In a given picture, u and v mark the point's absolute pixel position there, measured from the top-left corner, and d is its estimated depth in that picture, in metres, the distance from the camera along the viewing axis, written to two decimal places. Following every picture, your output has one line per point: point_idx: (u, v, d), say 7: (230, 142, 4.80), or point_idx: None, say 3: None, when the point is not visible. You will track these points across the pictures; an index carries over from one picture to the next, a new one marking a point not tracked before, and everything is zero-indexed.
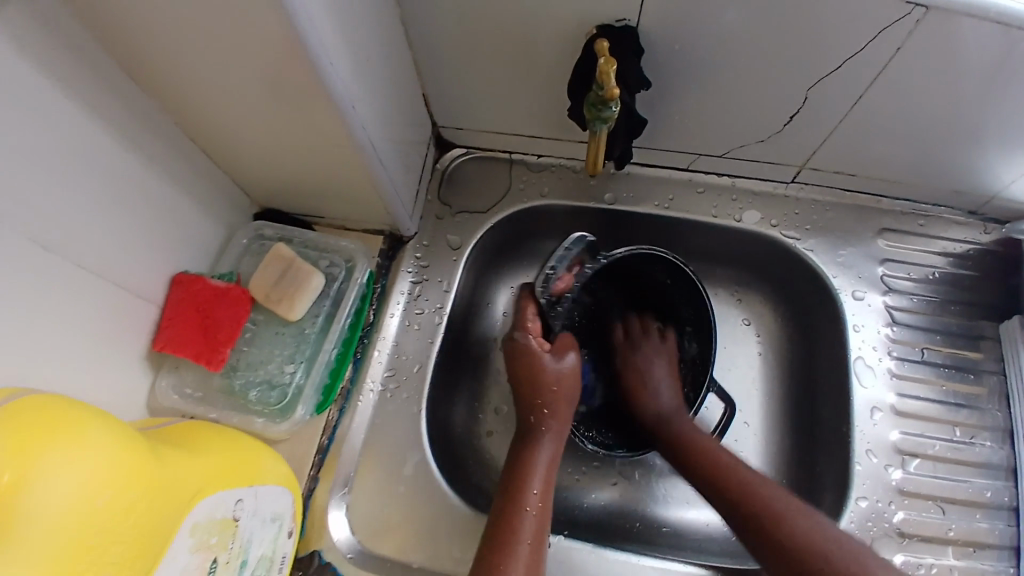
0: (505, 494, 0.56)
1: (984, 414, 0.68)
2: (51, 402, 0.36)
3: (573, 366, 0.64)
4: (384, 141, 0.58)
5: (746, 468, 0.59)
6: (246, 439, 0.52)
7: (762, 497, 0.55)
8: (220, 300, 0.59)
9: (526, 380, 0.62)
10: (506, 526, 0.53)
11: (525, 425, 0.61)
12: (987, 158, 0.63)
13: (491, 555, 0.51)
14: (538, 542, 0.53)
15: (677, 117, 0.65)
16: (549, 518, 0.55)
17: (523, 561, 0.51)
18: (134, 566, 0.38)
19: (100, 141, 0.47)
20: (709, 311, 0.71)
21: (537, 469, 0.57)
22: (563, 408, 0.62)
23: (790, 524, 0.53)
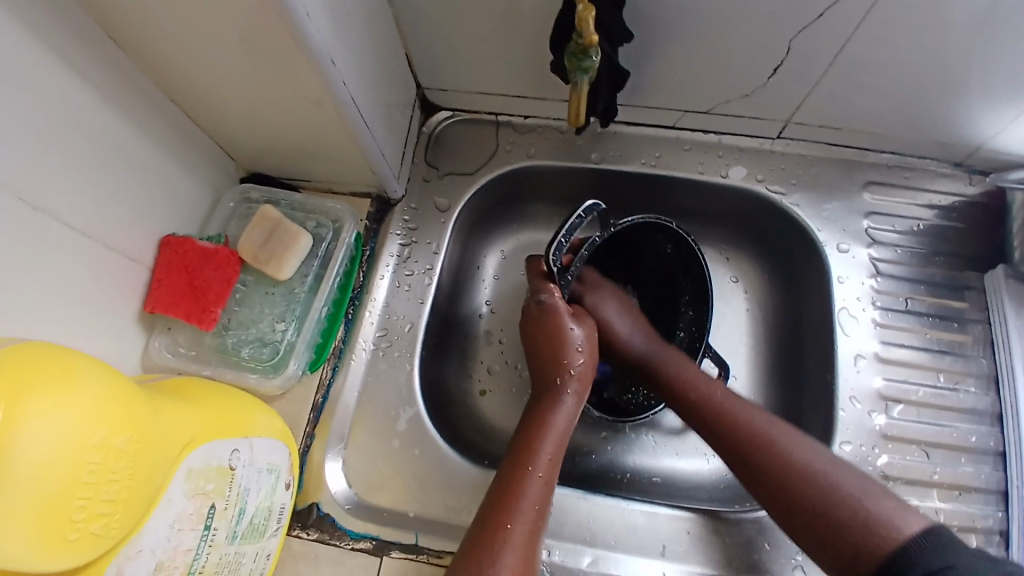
0: (512, 457, 0.53)
1: (969, 361, 0.69)
2: (55, 348, 0.37)
3: (591, 332, 0.62)
4: (366, 100, 0.58)
5: (729, 397, 0.59)
6: (239, 395, 0.53)
7: (747, 426, 0.56)
8: (207, 262, 0.59)
9: (544, 340, 0.60)
10: (510, 490, 0.50)
11: (543, 388, 0.59)
12: (972, 108, 0.63)
13: (493, 519, 0.48)
14: (543, 505, 0.50)
15: (661, 72, 0.65)
16: (557, 483, 0.53)
17: (527, 525, 0.48)
18: (130, 506, 0.39)
19: (80, 100, 0.47)
20: (705, 276, 0.69)
21: (551, 431, 0.55)
22: (585, 373, 0.59)
23: (777, 454, 0.54)
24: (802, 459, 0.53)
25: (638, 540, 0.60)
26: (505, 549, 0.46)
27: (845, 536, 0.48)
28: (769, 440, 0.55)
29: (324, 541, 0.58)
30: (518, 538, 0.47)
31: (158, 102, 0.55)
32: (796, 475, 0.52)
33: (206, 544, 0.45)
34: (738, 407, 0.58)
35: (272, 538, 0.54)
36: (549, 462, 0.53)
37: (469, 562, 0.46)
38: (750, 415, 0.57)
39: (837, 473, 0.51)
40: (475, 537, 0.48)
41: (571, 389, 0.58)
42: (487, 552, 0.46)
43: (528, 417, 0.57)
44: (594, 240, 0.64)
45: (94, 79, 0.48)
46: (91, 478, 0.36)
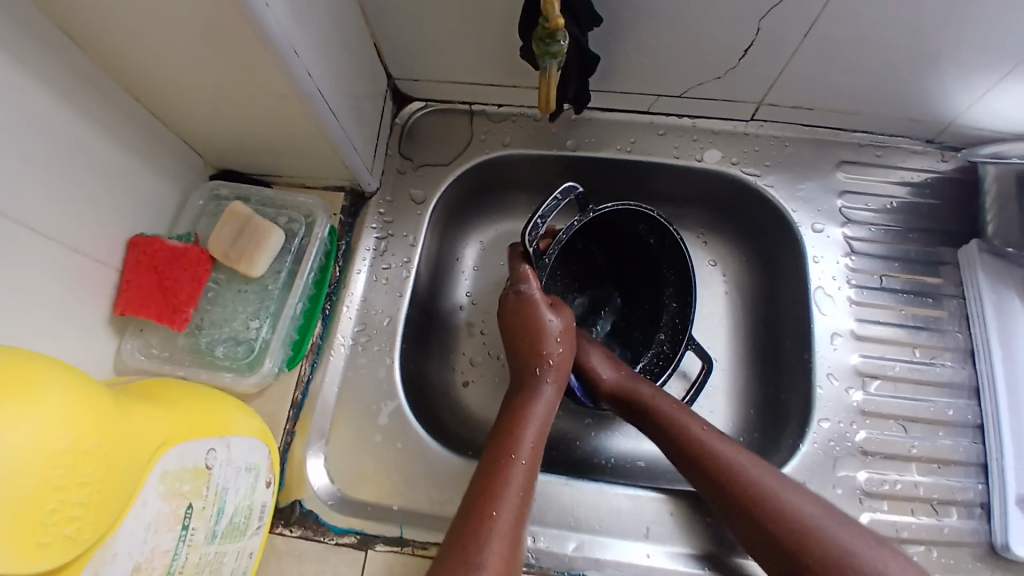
0: (494, 449, 0.53)
1: (945, 336, 0.70)
2: (18, 353, 0.36)
3: (569, 322, 0.62)
4: (333, 92, 0.57)
5: (710, 437, 0.57)
6: (215, 395, 0.53)
7: (733, 472, 0.54)
8: (176, 261, 0.58)
9: (523, 329, 0.60)
10: (494, 478, 0.50)
11: (522, 378, 0.59)
12: (942, 83, 0.64)
13: (479, 508, 0.48)
14: (526, 493, 0.50)
15: (633, 56, 0.65)
16: (539, 472, 0.53)
17: (511, 512, 0.48)
18: (103, 511, 0.38)
19: (38, 99, 0.46)
20: (687, 257, 0.67)
21: (532, 421, 0.55)
22: (564, 364, 0.60)
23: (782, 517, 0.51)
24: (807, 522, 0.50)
25: (621, 524, 0.60)
26: (491, 536, 0.46)
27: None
28: (775, 499, 0.52)
29: (308, 538, 0.58)
30: (503, 527, 0.47)
31: (121, 101, 0.54)
32: (788, 530, 0.50)
33: (185, 545, 0.45)
34: (732, 457, 0.55)
35: (254, 537, 0.54)
36: (531, 450, 0.53)
37: (454, 551, 0.46)
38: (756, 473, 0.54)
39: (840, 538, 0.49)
40: (460, 527, 0.47)
41: (549, 379, 0.58)
42: (473, 542, 0.46)
43: (508, 408, 0.57)
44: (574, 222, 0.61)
45: (53, 78, 0.47)
46: (61, 481, 0.35)
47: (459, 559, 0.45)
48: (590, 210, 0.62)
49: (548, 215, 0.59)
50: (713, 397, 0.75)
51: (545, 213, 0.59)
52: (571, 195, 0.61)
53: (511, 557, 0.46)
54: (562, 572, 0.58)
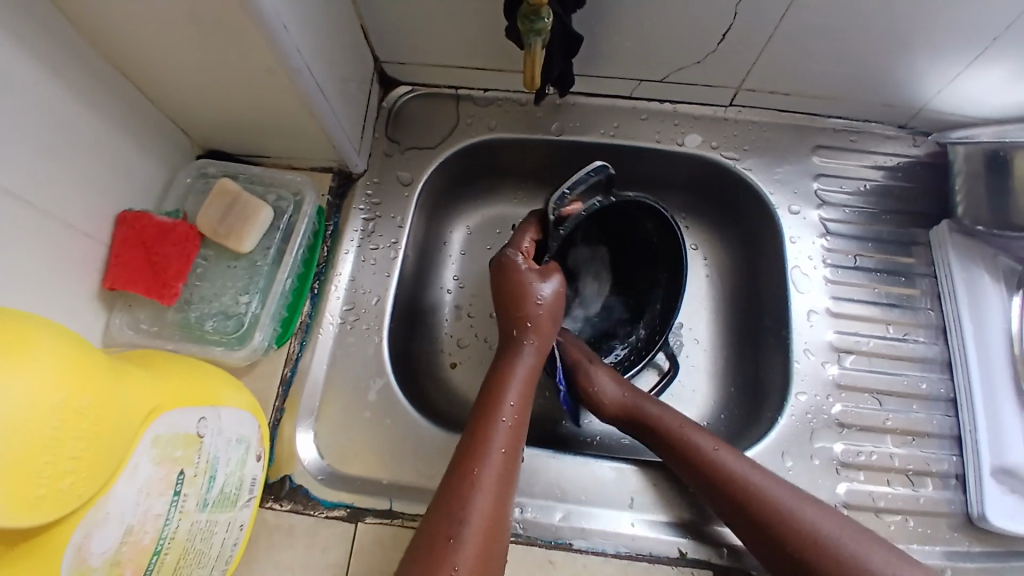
0: (478, 410, 0.54)
1: (918, 313, 0.72)
2: (12, 314, 0.36)
3: (560, 288, 0.63)
4: (321, 71, 0.58)
5: (734, 460, 0.56)
6: (204, 367, 0.53)
7: (759, 494, 0.53)
8: (165, 237, 0.59)
9: (511, 292, 0.61)
10: (478, 437, 0.52)
11: (507, 340, 0.61)
12: (912, 68, 0.66)
13: (463, 465, 0.50)
14: (511, 450, 0.52)
15: (616, 41, 0.67)
16: (525, 430, 0.54)
17: (495, 468, 0.50)
18: (94, 471, 0.39)
19: (26, 71, 0.46)
20: (682, 255, 0.69)
21: (514, 380, 0.57)
22: (548, 326, 0.61)
23: (793, 526, 0.51)
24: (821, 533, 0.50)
25: (606, 495, 0.61)
26: (475, 491, 0.48)
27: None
28: (796, 519, 0.51)
29: (298, 511, 0.58)
30: (486, 481, 0.49)
31: (109, 78, 0.54)
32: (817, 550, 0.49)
33: (176, 511, 0.45)
34: (755, 477, 0.54)
35: (244, 509, 0.54)
36: (514, 409, 0.54)
37: (443, 505, 0.48)
38: (766, 484, 0.54)
39: (856, 549, 0.49)
40: (447, 483, 0.49)
41: (533, 340, 0.60)
42: (459, 498, 0.48)
43: (493, 369, 0.59)
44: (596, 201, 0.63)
45: (41, 50, 0.47)
46: (55, 435, 0.36)
47: (446, 513, 0.47)
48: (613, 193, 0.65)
49: (576, 187, 0.62)
50: (695, 375, 0.77)
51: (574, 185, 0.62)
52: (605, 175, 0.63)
53: (496, 510, 0.48)
54: (549, 540, 0.58)
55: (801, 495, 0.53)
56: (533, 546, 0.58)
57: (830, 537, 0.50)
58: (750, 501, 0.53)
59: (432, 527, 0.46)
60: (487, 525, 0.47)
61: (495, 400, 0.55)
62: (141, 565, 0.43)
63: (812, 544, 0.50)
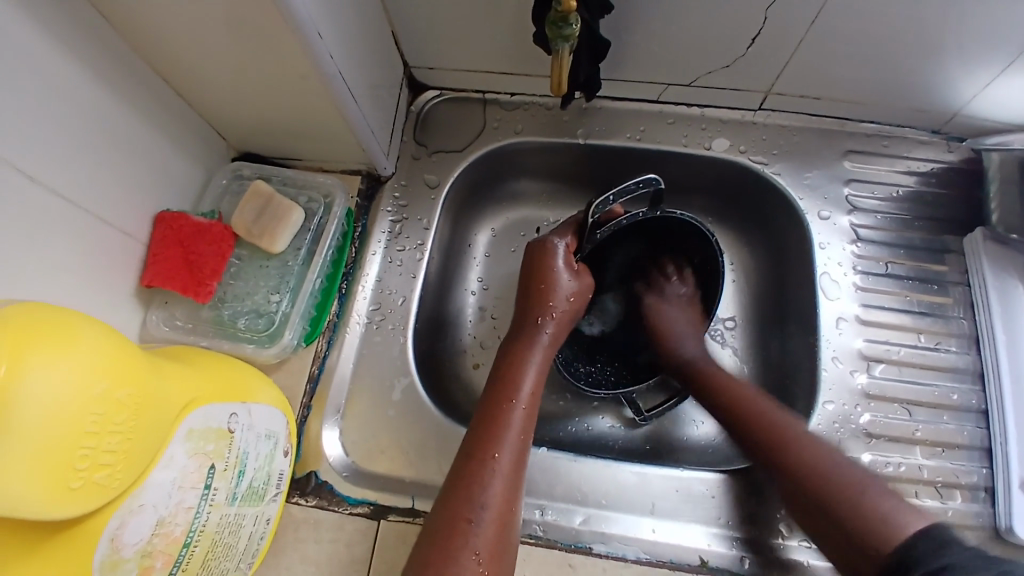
0: (492, 393, 0.55)
1: (950, 322, 0.70)
2: (61, 309, 0.38)
3: (583, 285, 0.63)
4: (353, 74, 0.59)
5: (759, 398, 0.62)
6: (237, 364, 0.54)
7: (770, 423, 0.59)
8: (201, 236, 0.61)
9: (535, 276, 0.62)
10: (494, 421, 0.52)
11: (524, 324, 0.61)
12: (946, 72, 0.65)
13: (480, 450, 0.50)
14: (524, 435, 0.53)
15: (643, 46, 0.67)
16: (537, 416, 0.55)
17: (511, 455, 0.51)
18: (129, 465, 0.40)
19: (72, 77, 0.48)
20: (721, 266, 0.68)
21: (529, 367, 0.57)
22: (566, 316, 0.62)
23: (794, 447, 0.56)
24: (816, 454, 0.55)
25: (628, 499, 0.61)
26: (493, 477, 0.49)
27: (846, 523, 0.50)
28: (795, 448, 0.56)
29: (323, 507, 0.60)
30: (504, 467, 0.50)
31: (149, 83, 0.56)
32: (810, 475, 0.54)
33: (207, 503, 0.47)
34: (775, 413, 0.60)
35: (272, 503, 0.55)
36: (529, 394, 0.55)
37: (458, 486, 0.48)
38: (777, 414, 0.60)
39: (850, 469, 0.53)
40: (462, 465, 0.50)
41: (550, 326, 0.61)
42: (476, 482, 0.48)
43: (507, 353, 0.59)
44: (638, 214, 0.64)
45: (84, 57, 0.49)
46: (93, 429, 0.37)
47: (463, 497, 0.47)
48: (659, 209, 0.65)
49: (621, 196, 0.61)
50: None
51: (619, 194, 0.60)
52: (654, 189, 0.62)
53: (510, 495, 0.49)
54: (569, 543, 0.58)
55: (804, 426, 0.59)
56: (554, 549, 0.57)
57: (821, 459, 0.55)
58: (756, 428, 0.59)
59: (448, 508, 0.47)
60: (500, 512, 0.48)
61: (511, 383, 0.56)
62: (172, 557, 0.45)
63: (805, 469, 0.55)
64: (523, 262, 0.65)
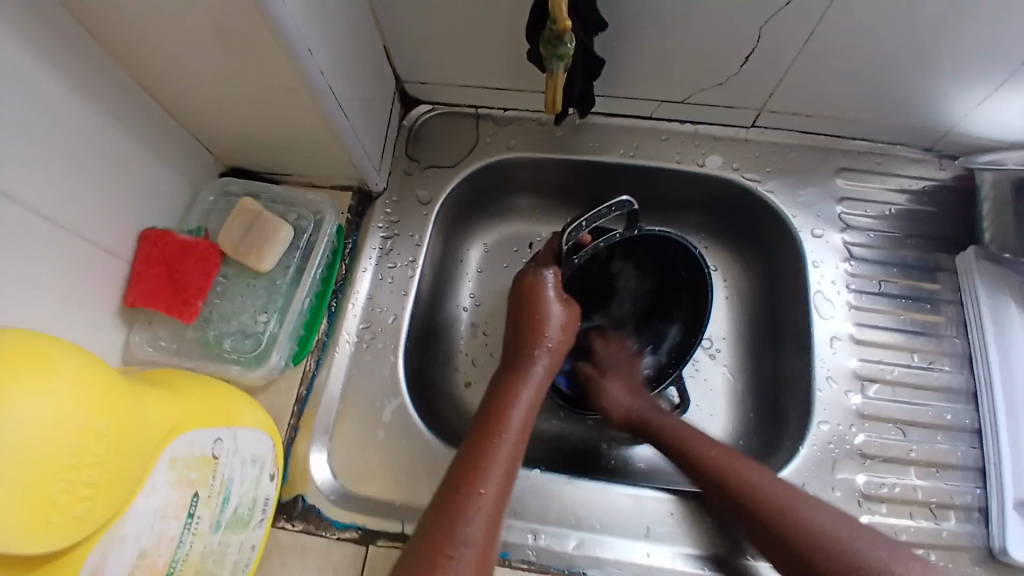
0: (482, 423, 0.54)
1: (943, 341, 0.70)
2: (38, 337, 0.37)
3: (572, 314, 0.63)
4: (343, 89, 0.58)
5: (737, 459, 0.57)
6: (222, 386, 0.53)
7: (759, 490, 0.54)
8: (186, 254, 0.59)
9: (527, 304, 0.62)
10: (481, 453, 0.51)
11: (517, 354, 0.60)
12: (936, 90, 0.65)
13: (466, 482, 0.49)
14: (510, 469, 0.51)
15: (637, 62, 0.66)
16: (524, 450, 0.54)
17: (495, 490, 0.49)
18: (110, 496, 0.39)
19: (52, 91, 0.47)
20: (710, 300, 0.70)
21: (522, 397, 0.56)
22: (560, 347, 0.62)
23: (791, 520, 0.51)
24: (815, 525, 0.50)
25: (623, 522, 0.60)
26: (476, 512, 0.47)
27: None
28: (796, 513, 0.51)
29: (310, 532, 0.58)
30: (488, 503, 0.48)
31: (133, 95, 0.55)
32: (819, 544, 0.49)
33: (190, 532, 0.45)
34: (758, 476, 0.55)
35: (258, 529, 0.54)
36: (519, 426, 0.54)
37: (441, 519, 0.46)
38: (765, 481, 0.55)
39: (862, 534, 0.49)
40: (446, 498, 0.48)
41: (543, 358, 0.60)
42: (458, 517, 0.46)
43: (499, 382, 0.58)
44: (614, 234, 0.67)
45: (66, 70, 0.48)
46: (73, 461, 0.36)
47: (445, 531, 0.46)
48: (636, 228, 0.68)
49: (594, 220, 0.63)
50: (713, 399, 0.76)
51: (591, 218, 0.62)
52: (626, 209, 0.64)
53: (491, 532, 0.47)
54: (562, 568, 0.57)
55: (797, 489, 0.54)
56: (546, 574, 0.57)
57: (830, 524, 0.50)
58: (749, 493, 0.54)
59: (428, 544, 0.45)
60: (482, 549, 0.46)
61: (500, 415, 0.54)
62: None
63: (815, 538, 0.49)
64: (512, 291, 0.65)
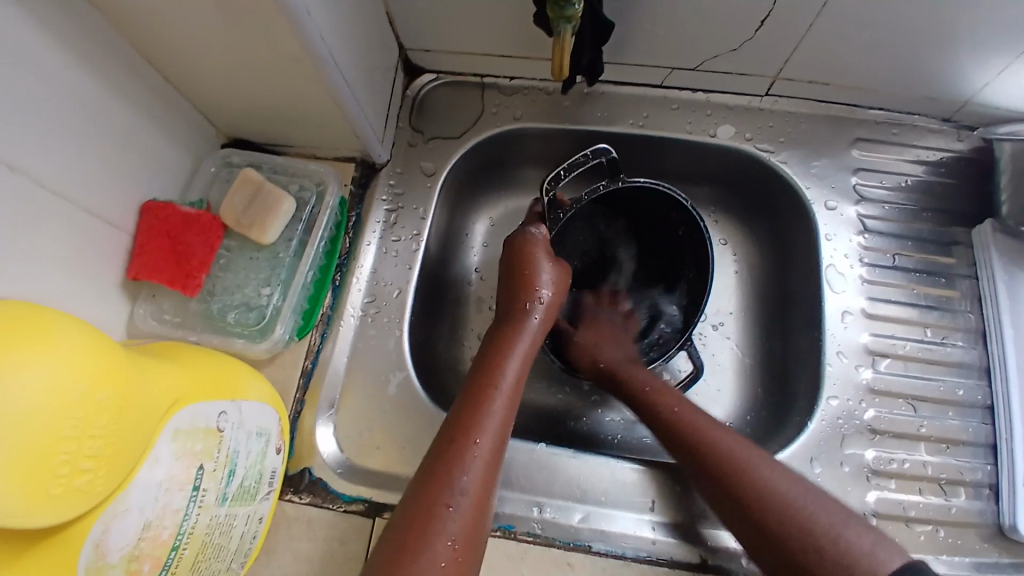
0: (475, 377, 0.53)
1: (957, 316, 0.69)
2: (39, 308, 0.36)
3: (562, 271, 0.63)
4: (345, 57, 0.56)
5: (696, 415, 0.57)
6: (226, 359, 0.53)
7: (712, 444, 0.53)
8: (188, 226, 0.59)
9: (520, 261, 0.61)
10: (476, 405, 0.50)
11: (512, 310, 0.60)
12: (958, 60, 0.62)
13: (461, 434, 0.48)
14: (506, 421, 0.50)
15: (649, 28, 0.64)
16: (519, 402, 0.53)
17: (490, 439, 0.48)
18: (112, 468, 0.39)
19: (48, 61, 0.45)
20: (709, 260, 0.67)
21: (516, 350, 0.55)
22: (553, 303, 0.61)
23: (744, 474, 0.50)
24: (773, 488, 0.48)
25: (628, 495, 0.61)
26: (471, 462, 0.46)
27: (818, 568, 0.43)
28: (746, 470, 0.50)
29: (317, 504, 0.59)
30: (484, 453, 0.47)
31: (132, 65, 0.53)
32: (766, 501, 0.48)
33: (196, 504, 0.45)
34: (715, 432, 0.54)
35: (265, 501, 0.54)
36: (513, 378, 0.53)
37: (435, 469, 0.46)
38: (722, 438, 0.53)
39: (812, 498, 0.47)
40: (441, 448, 0.47)
41: (538, 312, 0.59)
42: (454, 467, 0.46)
43: (493, 338, 0.57)
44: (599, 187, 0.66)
45: (62, 38, 0.46)
46: (74, 433, 0.35)
47: (441, 480, 0.45)
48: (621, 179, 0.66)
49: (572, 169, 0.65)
50: (720, 373, 0.75)
51: (569, 167, 0.64)
52: (607, 158, 0.66)
53: (487, 483, 0.47)
54: (567, 542, 0.57)
55: (758, 449, 0.53)
56: (552, 547, 0.57)
57: (782, 485, 0.48)
58: (704, 448, 0.53)
59: (424, 493, 0.44)
60: (478, 499, 0.45)
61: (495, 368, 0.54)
62: (160, 560, 0.43)
63: (762, 495, 0.48)
64: (503, 253, 0.65)
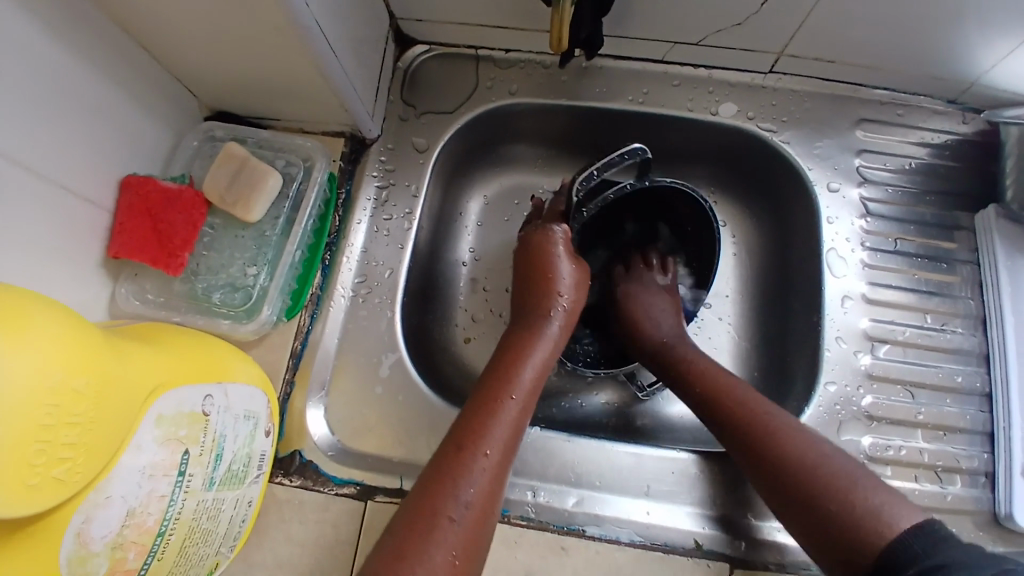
0: (487, 383, 0.51)
1: (957, 302, 0.68)
2: (10, 289, 0.34)
3: (582, 275, 0.61)
4: (333, 27, 0.53)
5: (724, 377, 0.58)
6: (213, 342, 0.52)
7: (737, 406, 0.55)
8: (170, 204, 0.57)
9: (538, 263, 0.59)
10: (488, 411, 0.49)
11: (529, 312, 0.58)
12: (967, 41, 0.60)
13: (471, 442, 0.46)
14: (517, 430, 0.49)
15: (651, 1, 0.61)
16: (532, 413, 0.52)
17: (498, 450, 0.47)
18: (92, 457, 0.37)
19: (17, 32, 0.42)
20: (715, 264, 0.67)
21: (533, 359, 0.54)
22: (572, 308, 0.59)
23: (768, 438, 0.51)
24: (799, 451, 0.49)
25: (622, 481, 0.60)
26: (476, 472, 0.45)
27: (836, 523, 0.44)
28: (775, 431, 0.52)
29: (308, 487, 0.58)
30: (492, 465, 0.46)
31: (108, 34, 0.50)
32: (786, 461, 0.49)
33: (181, 490, 0.44)
34: (744, 395, 0.56)
35: (254, 485, 0.53)
36: (528, 387, 0.52)
37: (439, 475, 0.44)
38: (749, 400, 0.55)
39: (835, 460, 0.48)
40: (448, 454, 0.46)
41: (558, 320, 0.57)
42: (460, 474, 0.44)
43: (509, 342, 0.56)
44: (625, 184, 0.63)
45: (30, 5, 0.43)
46: (50, 422, 0.34)
47: (446, 491, 0.43)
48: (645, 178, 0.64)
49: (605, 169, 0.61)
50: (717, 357, 0.74)
51: (603, 166, 0.61)
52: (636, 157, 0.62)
53: (491, 495, 0.45)
54: (561, 526, 0.57)
55: (781, 411, 0.54)
56: (545, 531, 0.56)
57: (808, 449, 0.49)
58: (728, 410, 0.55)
59: (428, 499, 0.43)
60: (481, 510, 0.44)
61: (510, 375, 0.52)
62: (145, 547, 0.42)
63: (785, 456, 0.50)
64: (521, 248, 0.62)
